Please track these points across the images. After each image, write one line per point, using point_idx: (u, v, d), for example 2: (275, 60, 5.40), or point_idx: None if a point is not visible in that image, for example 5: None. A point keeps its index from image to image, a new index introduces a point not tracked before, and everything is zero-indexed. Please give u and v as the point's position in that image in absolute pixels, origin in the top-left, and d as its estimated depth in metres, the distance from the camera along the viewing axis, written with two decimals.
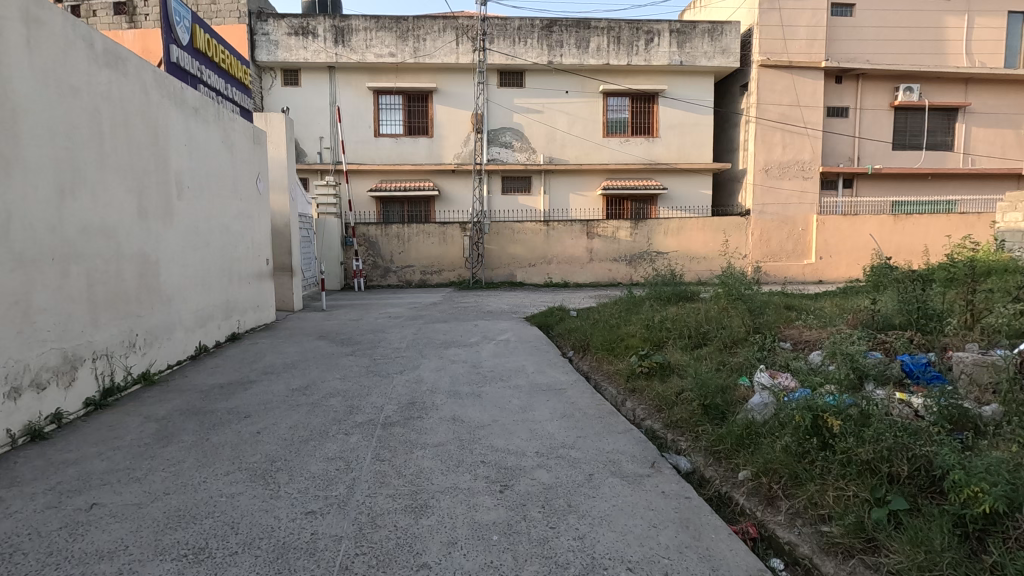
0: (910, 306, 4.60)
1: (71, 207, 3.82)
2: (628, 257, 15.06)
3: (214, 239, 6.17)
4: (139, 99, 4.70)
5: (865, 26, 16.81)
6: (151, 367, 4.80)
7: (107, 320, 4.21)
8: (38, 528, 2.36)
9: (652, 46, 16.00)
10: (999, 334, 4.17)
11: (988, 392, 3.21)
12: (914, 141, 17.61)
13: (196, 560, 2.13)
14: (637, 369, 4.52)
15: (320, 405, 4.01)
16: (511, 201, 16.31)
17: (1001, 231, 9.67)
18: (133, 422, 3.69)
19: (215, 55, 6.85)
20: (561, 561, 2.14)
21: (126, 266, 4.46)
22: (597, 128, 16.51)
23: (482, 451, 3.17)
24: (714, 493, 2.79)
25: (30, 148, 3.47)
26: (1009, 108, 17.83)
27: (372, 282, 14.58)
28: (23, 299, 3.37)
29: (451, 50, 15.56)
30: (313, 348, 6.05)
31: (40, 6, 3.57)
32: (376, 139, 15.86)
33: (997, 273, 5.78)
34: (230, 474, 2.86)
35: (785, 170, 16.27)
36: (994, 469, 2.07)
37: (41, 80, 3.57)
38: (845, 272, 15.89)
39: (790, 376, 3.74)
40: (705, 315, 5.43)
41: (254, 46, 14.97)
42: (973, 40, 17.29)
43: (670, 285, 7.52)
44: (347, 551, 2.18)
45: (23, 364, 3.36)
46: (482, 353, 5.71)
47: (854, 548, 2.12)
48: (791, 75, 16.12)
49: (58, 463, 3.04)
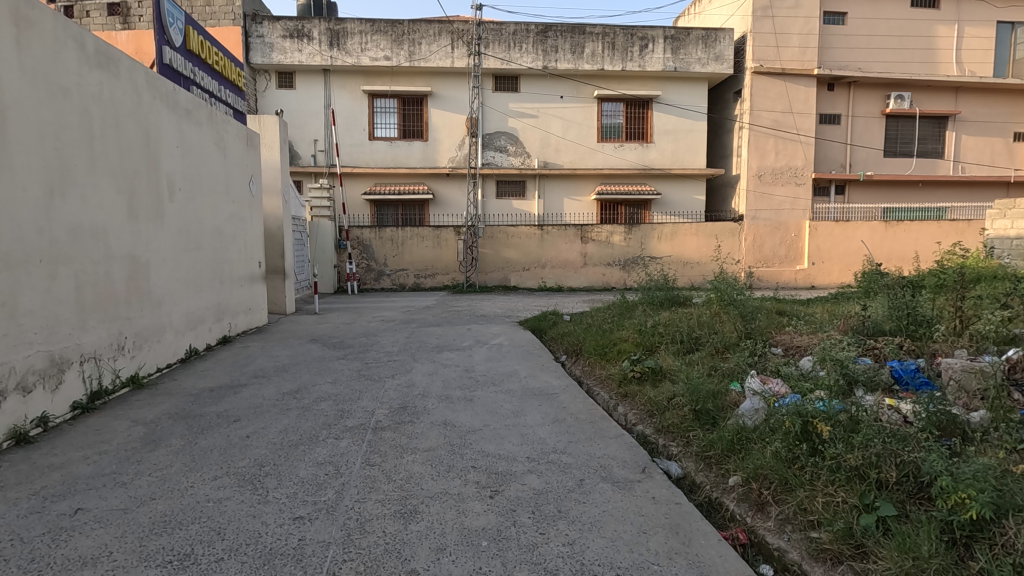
0: (899, 312, 4.71)
1: (60, 208, 3.79)
2: (622, 262, 15.07)
3: (203, 242, 6.07)
4: (129, 100, 4.65)
5: (857, 35, 16.98)
6: (140, 371, 4.75)
7: (95, 323, 4.16)
8: (22, 534, 2.32)
9: (647, 53, 16.14)
10: (987, 341, 4.21)
11: (977, 398, 3.22)
12: (906, 149, 17.79)
13: (182, 566, 2.11)
14: (630, 374, 4.52)
15: (310, 410, 3.98)
16: (505, 205, 16.41)
17: (989, 238, 9.79)
18: (120, 425, 3.66)
19: (209, 57, 6.83)
20: (550, 566, 2.13)
21: (116, 269, 4.42)
22: (592, 133, 16.58)
23: (473, 456, 3.15)
24: (705, 499, 2.80)
25: (20, 150, 3.44)
26: (998, 116, 18.02)
27: (366, 285, 14.56)
28: (9, 302, 3.33)
29: (446, 55, 15.55)
30: (305, 351, 6.03)
31: (31, 6, 3.53)
32: (370, 142, 15.86)
33: (985, 280, 5.82)
34: (217, 479, 2.84)
35: (778, 177, 16.42)
36: (981, 474, 2.09)
37: (30, 80, 3.53)
38: (837, 277, 15.95)
39: (780, 381, 3.68)
40: (697, 320, 5.47)
41: (248, 48, 14.93)
42: (964, 49, 17.42)
43: (663, 289, 7.47)
44: (335, 557, 2.16)
45: (9, 366, 3.32)
46: (474, 357, 5.70)
47: (843, 554, 2.13)
48: (784, 82, 16.25)
49: (44, 467, 3.00)
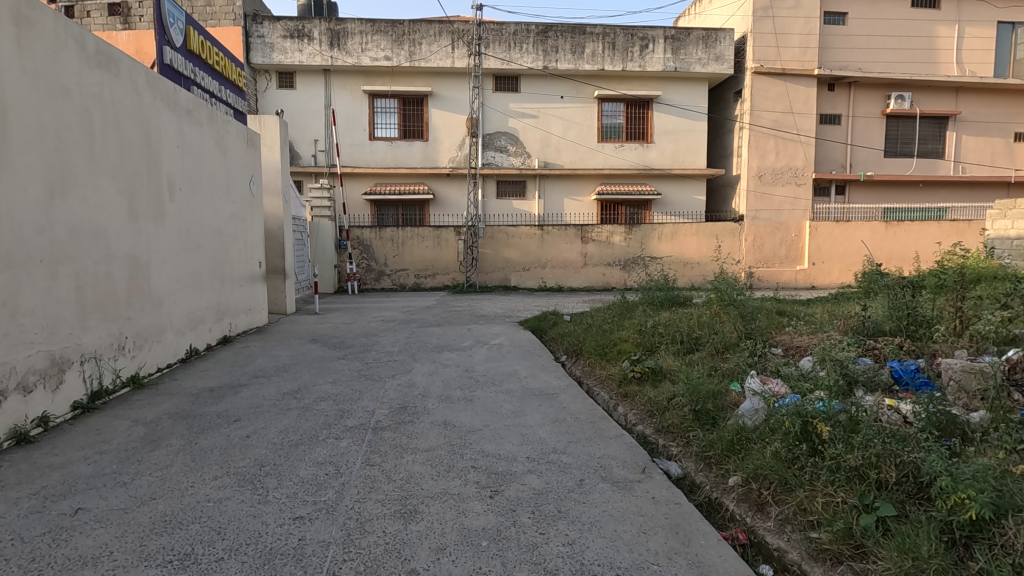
0: (899, 312, 4.72)
1: (61, 208, 3.80)
2: (622, 262, 15.07)
3: (203, 242, 6.07)
4: (129, 100, 4.65)
5: (858, 35, 16.99)
6: (140, 370, 4.76)
7: (95, 323, 4.16)
8: (22, 533, 2.33)
9: (647, 53, 16.14)
10: (987, 341, 4.21)
11: (977, 399, 3.23)
12: (906, 149, 17.79)
13: (182, 565, 2.11)
14: (630, 374, 4.52)
15: (311, 410, 3.99)
16: (505, 206, 16.41)
17: (990, 238, 9.79)
18: (120, 425, 3.66)
19: (209, 57, 6.84)
20: (550, 566, 2.13)
21: (117, 269, 4.43)
22: (592, 133, 16.57)
23: (473, 456, 3.15)
24: (705, 499, 2.81)
25: (20, 150, 3.45)
26: (999, 116, 18.01)
27: (366, 285, 14.57)
28: (9, 301, 3.33)
29: (447, 55, 15.55)
30: (305, 351, 6.04)
31: (31, 7, 3.53)
32: (370, 142, 15.86)
33: (985, 280, 5.83)
34: (217, 479, 2.84)
35: (778, 177, 16.41)
36: (981, 475, 2.10)
37: (30, 80, 3.54)
38: (838, 278, 15.95)
39: (779, 381, 3.68)
40: (698, 320, 5.48)
41: (249, 48, 14.94)
42: (964, 49, 17.42)
43: (663, 289, 7.47)
44: (335, 557, 2.17)
45: (9, 366, 3.32)
46: (474, 357, 5.70)
47: (843, 554, 2.13)
48: (784, 82, 16.25)
49: (44, 467, 3.00)
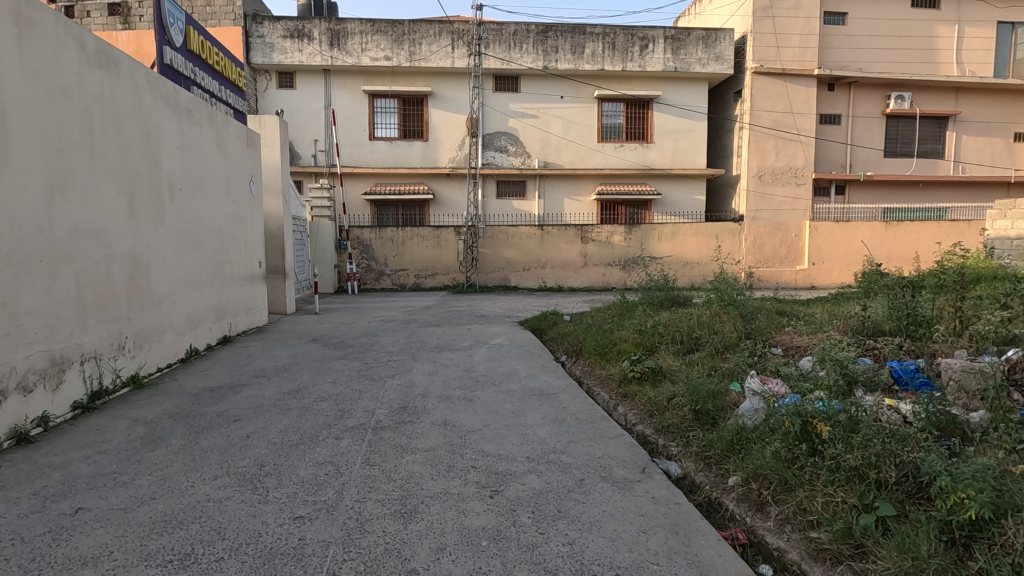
0: (899, 312, 4.72)
1: (61, 208, 3.80)
2: (622, 262, 15.07)
3: (202, 241, 6.06)
4: (129, 99, 4.65)
5: (857, 35, 17.00)
6: (140, 370, 4.75)
7: (95, 323, 4.16)
8: (22, 533, 2.33)
9: (647, 53, 16.14)
10: (986, 341, 4.21)
11: (976, 398, 3.22)
12: (906, 149, 17.79)
13: (182, 565, 2.11)
14: (629, 374, 4.52)
15: (310, 410, 3.98)
16: (505, 206, 16.42)
17: (989, 238, 9.80)
18: (120, 425, 3.66)
19: (209, 57, 6.83)
20: (550, 566, 2.13)
21: (117, 269, 4.43)
22: (592, 133, 16.57)
23: (472, 456, 3.16)
24: (704, 498, 2.81)
25: (20, 150, 3.45)
26: (999, 116, 18.03)
27: (366, 285, 14.56)
28: (9, 301, 3.33)
29: (447, 55, 15.55)
30: (305, 351, 6.04)
31: (31, 7, 3.54)
32: (370, 142, 15.86)
33: (984, 280, 5.84)
34: (217, 479, 2.84)
35: (778, 177, 16.40)
36: (981, 475, 2.10)
37: (30, 80, 3.54)
38: (838, 278, 15.95)
39: (779, 381, 3.68)
40: (698, 320, 5.47)
41: (249, 48, 14.94)
42: (964, 49, 17.43)
43: (663, 289, 7.47)
44: (335, 557, 2.17)
45: (9, 366, 3.32)
46: (474, 357, 5.70)
47: (843, 554, 2.13)
48: (784, 82, 16.24)
49: (44, 467, 3.00)
